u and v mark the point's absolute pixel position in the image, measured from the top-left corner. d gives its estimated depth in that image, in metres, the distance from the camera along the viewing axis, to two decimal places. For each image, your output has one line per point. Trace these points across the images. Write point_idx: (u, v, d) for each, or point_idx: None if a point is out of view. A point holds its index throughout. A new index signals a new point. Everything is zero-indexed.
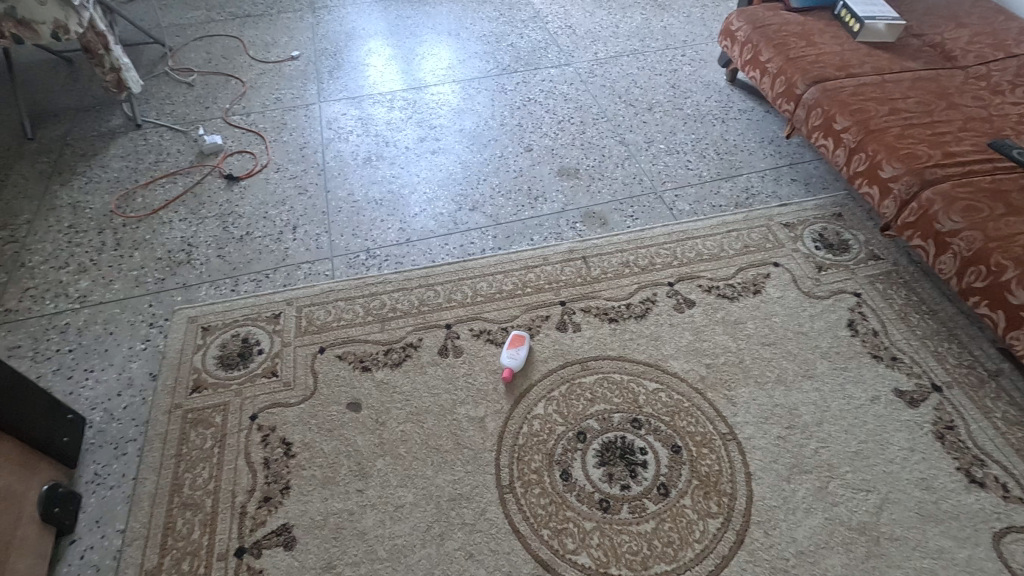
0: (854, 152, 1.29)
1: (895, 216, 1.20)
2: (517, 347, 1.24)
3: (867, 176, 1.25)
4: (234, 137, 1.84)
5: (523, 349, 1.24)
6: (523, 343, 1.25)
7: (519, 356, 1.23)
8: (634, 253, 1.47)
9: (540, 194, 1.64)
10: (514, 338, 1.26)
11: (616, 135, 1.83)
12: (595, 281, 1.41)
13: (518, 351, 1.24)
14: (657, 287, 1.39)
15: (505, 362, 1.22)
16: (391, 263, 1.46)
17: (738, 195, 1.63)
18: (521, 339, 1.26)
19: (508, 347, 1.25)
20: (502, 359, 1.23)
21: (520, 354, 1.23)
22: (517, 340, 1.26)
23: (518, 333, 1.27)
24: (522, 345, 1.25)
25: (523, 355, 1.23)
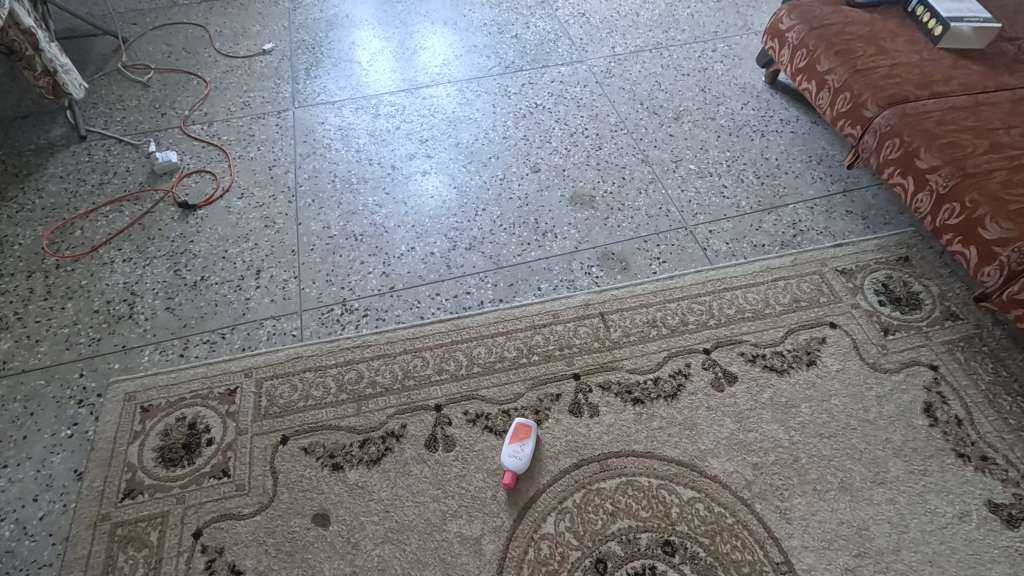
0: (943, 200, 1.03)
1: (1001, 288, 0.96)
2: (522, 441, 1.02)
3: (963, 233, 1.01)
4: (193, 152, 1.58)
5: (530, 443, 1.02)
6: (529, 435, 1.03)
7: (524, 454, 1.00)
8: (662, 307, 1.23)
9: (548, 228, 1.39)
10: (515, 428, 1.04)
11: (638, 152, 1.56)
12: (615, 346, 1.17)
13: (523, 446, 1.01)
14: (690, 355, 1.16)
15: (506, 462, 1.00)
16: (372, 320, 1.23)
17: (784, 231, 1.37)
18: (527, 429, 1.03)
19: (509, 441, 1.02)
20: (502, 457, 1.00)
21: (525, 449, 1.01)
22: (522, 431, 1.03)
23: (520, 420, 1.05)
24: (528, 439, 1.02)
25: (528, 451, 1.01)
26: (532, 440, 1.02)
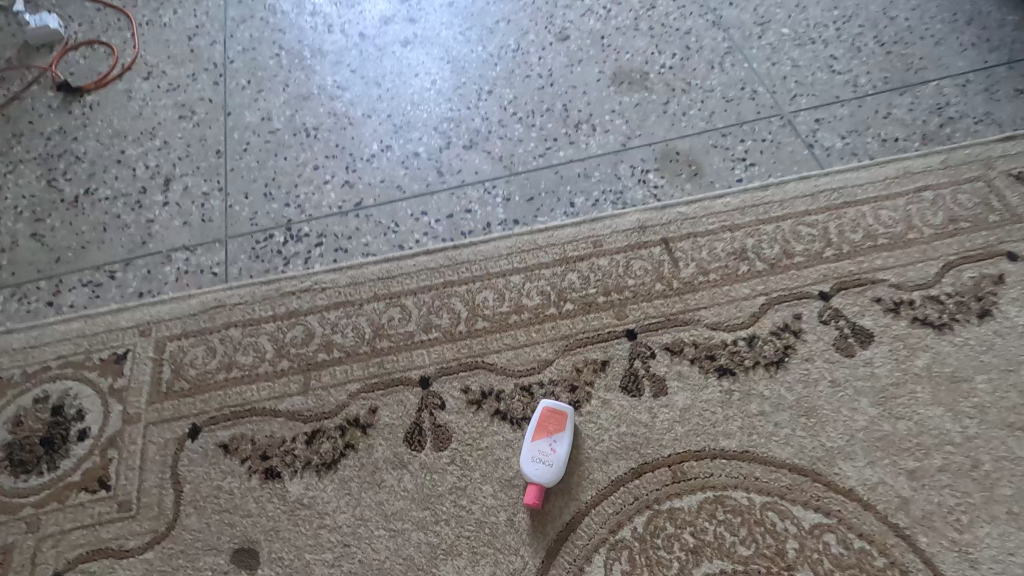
0: None
1: None
2: (553, 436, 0.68)
3: None
4: (82, 16, 1.13)
5: (566, 438, 0.68)
6: (563, 426, 0.68)
7: (558, 457, 0.66)
8: (753, 231, 0.84)
9: (582, 119, 0.97)
10: (541, 418, 0.69)
11: (707, 12, 1.10)
12: (685, 290, 0.79)
13: (556, 444, 0.67)
14: (799, 303, 0.78)
15: (529, 471, 0.66)
16: (329, 250, 0.85)
17: (925, 120, 0.94)
18: (560, 418, 0.69)
19: (533, 438, 0.68)
20: (523, 464, 0.66)
21: (559, 449, 0.67)
22: (551, 420, 0.69)
23: (546, 405, 0.70)
24: (563, 433, 0.68)
25: (564, 451, 0.67)
26: (568, 434, 0.68)
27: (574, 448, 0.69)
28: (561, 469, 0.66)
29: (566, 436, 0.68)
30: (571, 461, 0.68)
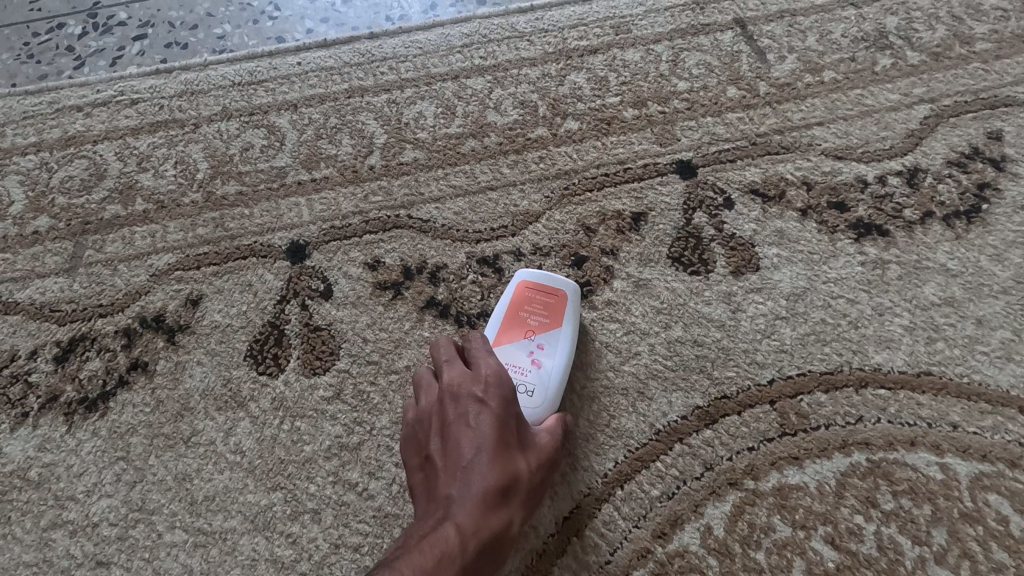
0: None
1: None
2: (538, 337, 0.34)
3: None
4: None
5: (563, 341, 0.34)
6: (558, 318, 0.35)
7: (544, 377, 0.33)
8: (894, 5, 0.48)
9: None
10: (513, 303, 0.35)
11: None
12: (781, 98, 0.44)
13: (541, 351, 0.34)
14: (993, 114, 0.42)
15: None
16: (156, 46, 0.49)
17: None
18: (551, 304, 0.35)
19: (497, 337, 0.35)
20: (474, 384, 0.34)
21: (546, 361, 0.34)
22: (535, 305, 0.35)
23: (526, 279, 0.36)
24: (557, 331, 0.34)
25: (557, 366, 0.34)
26: (568, 333, 0.34)
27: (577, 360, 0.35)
28: (549, 401, 0.33)
29: (564, 335, 0.34)
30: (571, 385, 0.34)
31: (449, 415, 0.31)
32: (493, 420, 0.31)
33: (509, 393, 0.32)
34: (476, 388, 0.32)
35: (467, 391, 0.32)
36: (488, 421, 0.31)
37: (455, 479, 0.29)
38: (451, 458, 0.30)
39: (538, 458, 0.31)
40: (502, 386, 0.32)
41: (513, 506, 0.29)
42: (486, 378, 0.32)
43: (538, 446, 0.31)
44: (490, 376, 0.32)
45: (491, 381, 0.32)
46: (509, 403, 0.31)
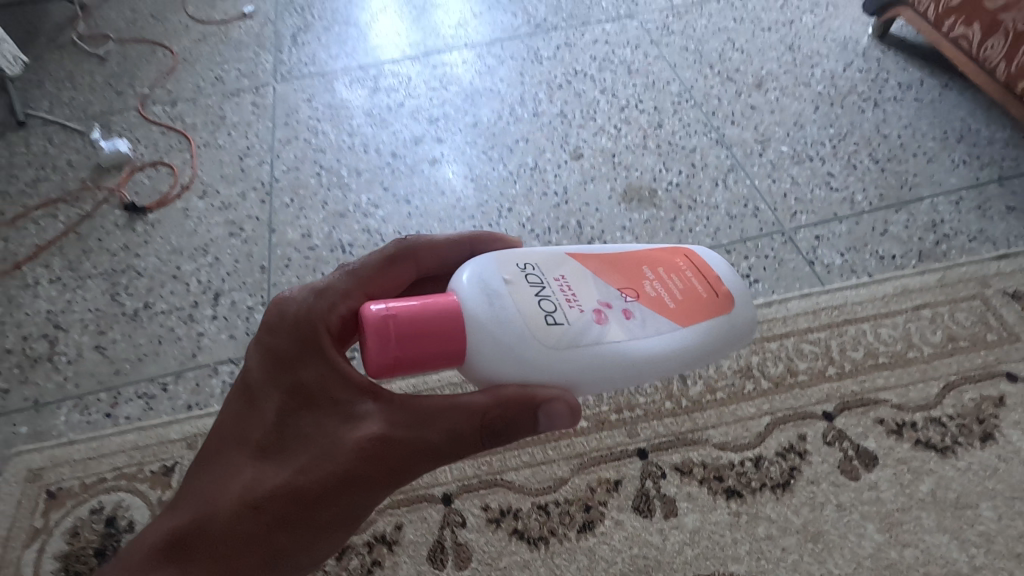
0: None
1: None
2: (648, 313, 0.60)
3: None
4: (150, 141, 1.27)
5: (661, 337, 0.59)
6: (682, 320, 0.60)
7: (594, 329, 0.57)
8: (758, 349, 0.88)
9: (595, 235, 1.05)
10: (652, 275, 0.63)
11: (711, 131, 1.20)
12: (693, 409, 0.83)
13: (633, 321, 0.59)
14: (804, 423, 0.81)
15: (517, 284, 0.58)
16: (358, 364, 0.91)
17: (921, 236, 1.00)
18: (666, 292, 0.62)
19: (615, 287, 0.61)
20: (545, 285, 0.59)
21: (617, 327, 0.58)
22: (660, 291, 0.62)
23: (675, 274, 0.64)
24: (652, 302, 0.61)
25: (620, 335, 0.58)
26: (676, 335, 0.60)
27: (633, 361, 0.58)
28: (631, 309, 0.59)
29: (651, 323, 0.59)
30: (570, 376, 0.57)
31: (265, 364, 0.58)
32: (289, 383, 0.57)
33: (297, 356, 0.57)
34: (280, 347, 0.57)
35: (276, 352, 0.57)
36: (281, 377, 0.57)
37: (264, 415, 0.57)
38: (265, 403, 0.57)
39: (328, 419, 0.56)
40: (295, 349, 0.57)
41: (292, 443, 0.56)
42: (285, 340, 0.57)
43: (319, 405, 0.56)
44: (291, 339, 0.57)
45: (290, 343, 0.57)
46: (298, 367, 0.57)
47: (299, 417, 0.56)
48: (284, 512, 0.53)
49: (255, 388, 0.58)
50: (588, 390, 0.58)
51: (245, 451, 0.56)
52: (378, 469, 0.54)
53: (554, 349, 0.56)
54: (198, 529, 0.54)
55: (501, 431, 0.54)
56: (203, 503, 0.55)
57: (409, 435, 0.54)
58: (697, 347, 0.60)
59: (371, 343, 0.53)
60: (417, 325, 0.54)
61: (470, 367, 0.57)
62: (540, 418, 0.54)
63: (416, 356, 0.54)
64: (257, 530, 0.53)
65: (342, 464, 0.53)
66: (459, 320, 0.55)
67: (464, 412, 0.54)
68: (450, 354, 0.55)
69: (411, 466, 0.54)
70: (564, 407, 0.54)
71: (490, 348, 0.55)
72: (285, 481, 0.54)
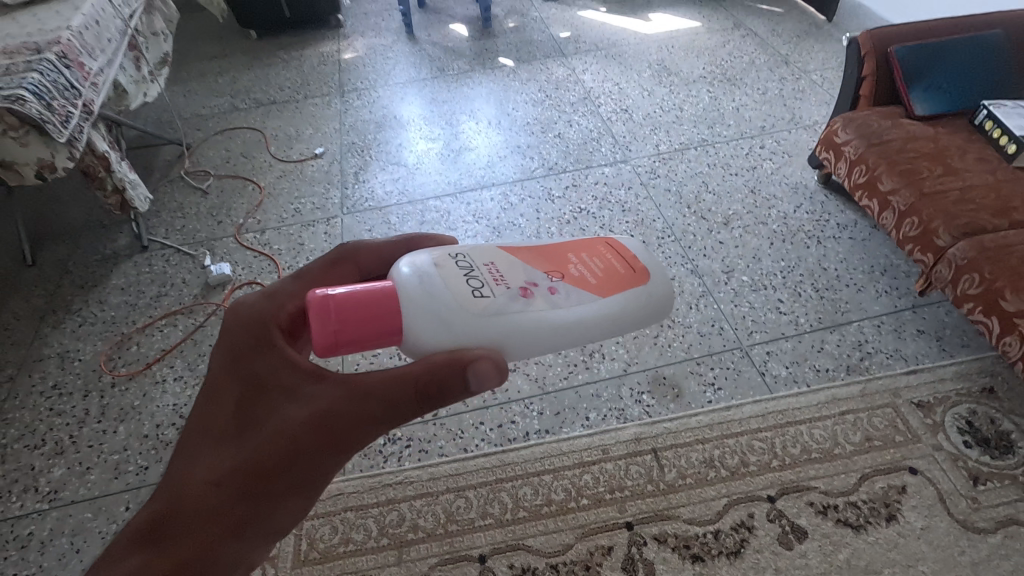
0: (1014, 322, 0.97)
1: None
2: (573, 290, 0.62)
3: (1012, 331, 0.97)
4: (246, 263, 1.62)
5: (583, 307, 0.62)
6: (605, 292, 0.63)
7: (520, 302, 0.59)
8: (719, 444, 1.15)
9: (595, 348, 1.35)
10: (576, 253, 0.66)
11: (687, 261, 1.52)
12: (668, 491, 1.09)
13: (557, 294, 0.61)
14: (753, 505, 1.07)
15: (442, 264, 0.59)
16: (413, 451, 1.19)
17: (849, 354, 1.29)
18: (588, 269, 0.65)
19: (539, 270, 0.63)
20: (469, 266, 0.61)
21: (542, 299, 0.60)
22: (586, 270, 0.65)
23: (595, 251, 0.67)
24: (578, 279, 0.63)
25: (545, 307, 0.60)
26: (598, 306, 0.62)
27: (558, 328, 0.60)
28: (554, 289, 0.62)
29: (577, 298, 0.62)
30: (499, 340, 0.57)
31: (226, 361, 0.56)
32: (248, 372, 0.55)
33: (256, 346, 0.55)
34: (243, 346, 0.56)
35: (240, 351, 0.56)
36: (239, 369, 0.55)
37: (224, 405, 0.54)
38: (222, 393, 0.55)
39: (282, 395, 0.53)
40: (252, 344, 0.56)
41: (243, 428, 0.53)
42: (247, 337, 0.56)
43: (272, 385, 0.54)
44: (252, 337, 0.56)
45: (251, 343, 0.56)
46: (258, 357, 0.55)
47: (247, 407, 0.54)
48: (240, 492, 0.51)
49: (208, 384, 0.56)
50: (517, 355, 0.59)
51: (200, 440, 0.54)
52: (328, 439, 0.52)
53: (480, 315, 0.57)
54: (155, 528, 0.50)
55: (436, 398, 0.52)
56: (155, 503, 0.52)
57: (355, 404, 0.52)
58: (619, 317, 0.63)
59: (314, 327, 0.52)
60: (357, 305, 0.54)
61: (410, 344, 0.56)
62: (470, 378, 0.52)
63: (357, 335, 0.54)
64: (212, 514, 0.50)
65: (294, 440, 0.51)
66: (397, 301, 0.56)
67: (401, 379, 0.51)
68: (386, 331, 0.55)
69: (363, 432, 0.53)
70: (491, 365, 0.53)
71: (424, 322, 0.55)
72: (238, 463, 0.51)
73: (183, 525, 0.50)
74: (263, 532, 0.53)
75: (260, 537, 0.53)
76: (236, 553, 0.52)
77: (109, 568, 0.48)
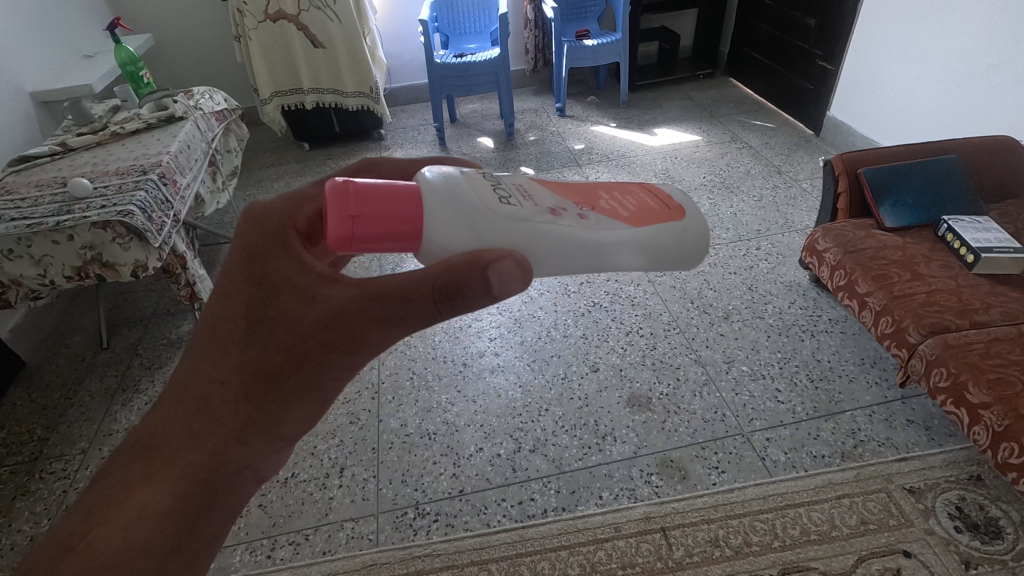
0: (978, 412, 1.10)
1: (991, 449, 1.07)
2: (602, 219, 0.57)
3: (976, 419, 1.10)
4: None
5: (612, 234, 0.56)
6: (637, 223, 0.57)
7: (546, 219, 0.55)
8: (723, 524, 1.24)
9: (607, 430, 1.47)
10: (611, 186, 0.60)
11: (691, 351, 1.68)
12: (677, 568, 1.17)
13: (586, 220, 0.57)
14: None
15: (470, 174, 0.55)
16: (441, 525, 1.30)
17: (843, 440, 1.39)
18: (623, 200, 0.59)
19: (568, 196, 0.57)
20: (496, 178, 0.57)
21: (569, 221, 0.56)
22: (619, 202, 0.59)
23: (636, 185, 0.61)
24: (612, 207, 0.58)
25: (572, 227, 0.55)
26: (629, 235, 0.57)
27: (584, 251, 0.56)
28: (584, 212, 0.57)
29: (609, 225, 0.57)
30: (519, 247, 0.54)
31: (236, 266, 0.50)
32: (260, 279, 0.49)
33: (274, 251, 0.49)
34: (258, 249, 0.49)
35: (254, 255, 0.49)
36: (253, 273, 0.49)
37: (231, 315, 0.49)
38: (228, 302, 0.49)
39: (298, 300, 0.48)
40: (269, 249, 0.49)
41: (254, 337, 0.49)
42: (264, 240, 0.50)
43: (289, 291, 0.48)
44: (270, 241, 0.50)
45: (265, 247, 0.49)
46: (275, 261, 0.49)
47: (249, 312, 0.49)
48: (247, 397, 0.50)
49: (218, 287, 0.50)
50: (538, 269, 0.56)
51: (205, 353, 0.49)
52: (337, 341, 0.49)
53: (503, 223, 0.53)
54: (159, 438, 0.49)
55: (457, 299, 0.48)
56: (161, 412, 0.50)
57: (378, 310, 0.48)
58: (649, 250, 0.58)
59: (330, 218, 0.48)
60: (375, 199, 0.50)
61: (426, 248, 0.53)
62: (493, 279, 0.48)
63: (375, 230, 0.50)
64: (218, 418, 0.49)
65: (302, 343, 0.48)
66: (416, 202, 0.52)
67: (417, 280, 0.47)
68: (404, 230, 0.51)
69: (375, 330, 0.49)
70: (513, 263, 0.49)
71: (440, 222, 0.52)
72: (240, 368, 0.49)
73: (189, 431, 0.49)
74: (271, 435, 0.52)
75: (268, 444, 0.52)
76: (244, 457, 0.51)
77: (123, 472, 0.49)
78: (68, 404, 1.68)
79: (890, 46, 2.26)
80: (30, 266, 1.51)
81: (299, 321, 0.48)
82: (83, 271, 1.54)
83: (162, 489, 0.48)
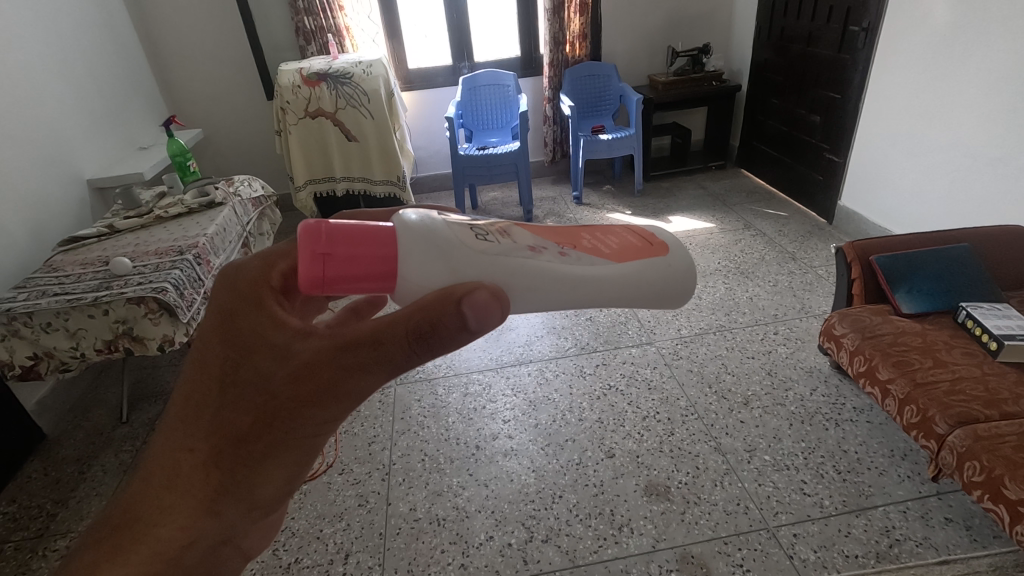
0: (1018, 509, 1.03)
1: None
2: (584, 254, 0.58)
3: (1016, 517, 1.03)
4: None
5: (594, 268, 0.57)
6: (620, 260, 0.58)
7: (526, 254, 0.55)
8: None
9: (623, 521, 1.41)
10: (591, 225, 0.61)
11: (711, 439, 1.62)
12: None
13: (567, 257, 0.57)
14: None
15: (448, 217, 0.57)
16: None
17: (877, 539, 1.30)
18: (603, 236, 0.60)
19: (550, 236, 0.58)
20: (475, 221, 0.58)
21: (550, 257, 0.56)
22: (599, 238, 0.59)
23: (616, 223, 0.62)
24: (593, 243, 0.59)
25: (552, 263, 0.56)
26: (612, 268, 0.57)
27: (566, 285, 0.56)
28: (564, 248, 0.57)
29: (589, 260, 0.57)
30: (501, 281, 0.54)
31: (209, 329, 0.50)
32: (231, 339, 0.49)
33: (245, 311, 0.49)
34: (229, 310, 0.50)
35: (226, 315, 0.49)
36: (225, 334, 0.49)
37: (204, 380, 0.49)
38: (203, 367, 0.50)
39: (270, 358, 0.48)
40: (241, 308, 0.50)
41: (227, 400, 0.49)
42: (234, 301, 0.50)
43: (261, 350, 0.49)
44: (240, 301, 0.50)
45: (237, 306, 0.50)
46: (247, 320, 0.49)
47: (221, 375, 0.49)
48: (218, 461, 0.50)
49: (195, 354, 0.51)
50: (521, 304, 0.56)
51: (180, 421, 0.50)
52: (309, 395, 0.49)
53: (483, 257, 0.54)
54: (131, 514, 0.50)
55: (432, 338, 0.48)
56: (133, 489, 0.51)
57: (352, 361, 0.48)
58: (633, 286, 0.58)
59: (301, 258, 0.48)
60: (350, 238, 0.50)
61: (404, 287, 0.53)
62: (467, 313, 0.48)
63: (350, 270, 0.50)
64: (193, 489, 0.50)
65: (274, 399, 0.49)
66: (393, 243, 0.52)
67: (391, 322, 0.47)
68: (379, 270, 0.51)
69: (348, 382, 0.49)
70: (488, 295, 0.49)
71: (417, 261, 0.52)
72: (211, 433, 0.50)
73: (160, 505, 0.50)
74: (246, 500, 0.52)
75: (244, 510, 0.53)
76: (222, 525, 0.52)
77: (93, 552, 0.49)
78: (81, 478, 1.68)
79: (894, 141, 2.36)
80: (64, 338, 1.57)
81: (272, 379, 0.48)
82: (113, 344, 1.59)
83: (131, 568, 0.49)
